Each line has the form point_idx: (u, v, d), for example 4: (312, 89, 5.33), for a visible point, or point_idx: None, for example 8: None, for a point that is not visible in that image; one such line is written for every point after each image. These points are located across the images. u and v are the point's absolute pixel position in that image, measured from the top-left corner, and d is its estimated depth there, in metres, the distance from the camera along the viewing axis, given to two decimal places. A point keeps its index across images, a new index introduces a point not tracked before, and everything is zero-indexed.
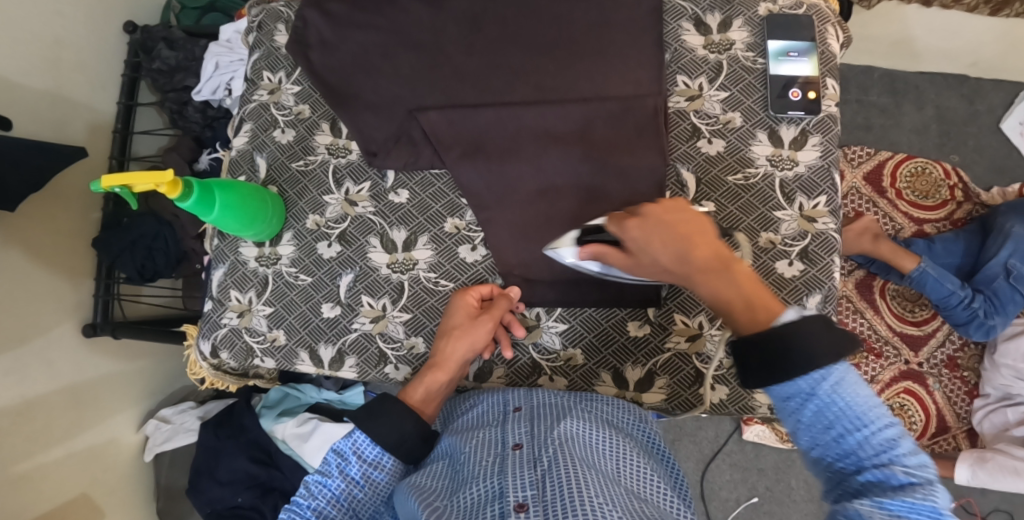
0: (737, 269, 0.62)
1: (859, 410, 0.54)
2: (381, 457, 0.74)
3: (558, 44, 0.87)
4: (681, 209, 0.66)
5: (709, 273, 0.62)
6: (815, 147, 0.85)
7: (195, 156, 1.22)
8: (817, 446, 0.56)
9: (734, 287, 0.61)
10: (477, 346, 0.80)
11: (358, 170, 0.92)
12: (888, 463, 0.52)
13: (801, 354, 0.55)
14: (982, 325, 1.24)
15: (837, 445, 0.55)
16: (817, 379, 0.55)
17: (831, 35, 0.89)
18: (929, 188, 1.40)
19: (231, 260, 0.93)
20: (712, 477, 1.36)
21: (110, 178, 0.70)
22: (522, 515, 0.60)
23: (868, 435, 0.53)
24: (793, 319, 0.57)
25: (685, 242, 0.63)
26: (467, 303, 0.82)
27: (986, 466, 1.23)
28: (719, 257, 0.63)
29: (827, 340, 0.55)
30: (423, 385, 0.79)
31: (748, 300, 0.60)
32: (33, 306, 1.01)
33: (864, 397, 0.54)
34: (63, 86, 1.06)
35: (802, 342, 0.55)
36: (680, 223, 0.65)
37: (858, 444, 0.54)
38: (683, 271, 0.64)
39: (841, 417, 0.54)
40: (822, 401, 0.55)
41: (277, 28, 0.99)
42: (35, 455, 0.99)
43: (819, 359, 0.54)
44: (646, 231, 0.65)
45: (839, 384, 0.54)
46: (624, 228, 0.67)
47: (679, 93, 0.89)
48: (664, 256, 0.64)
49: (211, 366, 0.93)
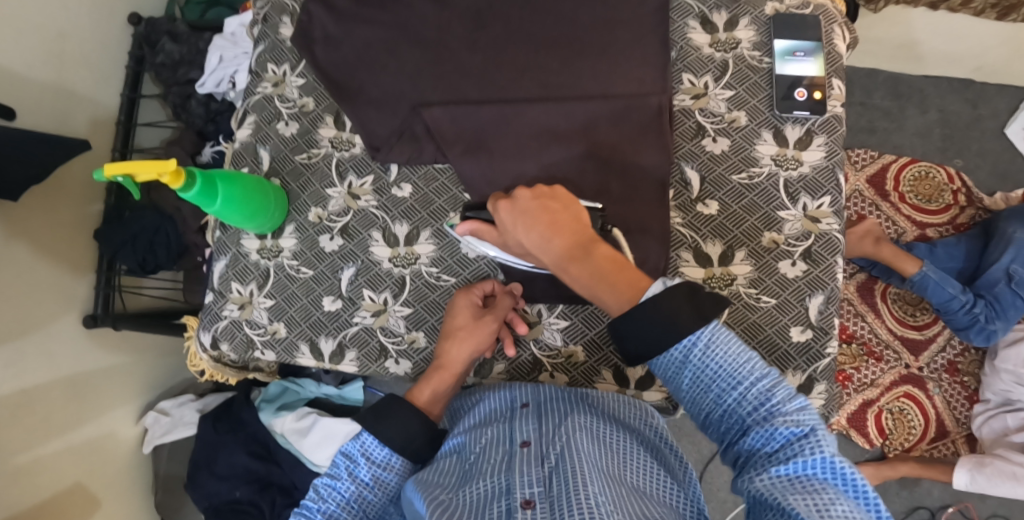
0: (598, 251, 0.68)
1: (730, 369, 0.59)
2: (390, 459, 0.73)
3: (564, 41, 0.87)
4: (548, 193, 0.71)
5: (573, 257, 0.67)
6: (820, 148, 0.85)
7: (197, 149, 1.21)
8: (704, 408, 0.61)
9: (595, 269, 0.66)
10: (482, 347, 0.81)
11: (362, 163, 0.92)
12: (768, 415, 0.57)
13: (658, 320, 0.60)
14: (983, 330, 1.23)
15: (718, 408, 0.60)
16: (688, 346, 0.60)
17: (837, 36, 0.89)
18: (932, 192, 1.40)
19: (233, 252, 0.92)
20: (710, 478, 1.36)
21: (112, 166, 0.70)
22: (529, 512, 0.60)
23: (744, 391, 0.58)
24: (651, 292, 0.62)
25: (550, 228, 0.68)
26: (469, 302, 0.82)
27: (985, 471, 1.22)
28: (582, 241, 0.68)
29: (689, 301, 0.60)
30: (429, 386, 0.79)
31: (607, 280, 0.66)
32: (34, 297, 1.00)
33: (734, 355, 0.59)
34: (66, 77, 1.06)
35: (661, 310, 0.60)
36: (547, 208, 0.69)
37: (738, 402, 0.59)
38: (547, 256, 0.69)
39: (716, 379, 0.59)
40: (695, 365, 0.60)
41: (282, 20, 0.98)
42: (34, 447, 0.99)
43: (685, 324, 0.59)
44: (515, 216, 0.70)
45: (707, 347, 0.59)
46: (499, 214, 0.71)
47: (684, 91, 0.88)
48: (530, 241, 0.69)
49: (211, 358, 0.93)
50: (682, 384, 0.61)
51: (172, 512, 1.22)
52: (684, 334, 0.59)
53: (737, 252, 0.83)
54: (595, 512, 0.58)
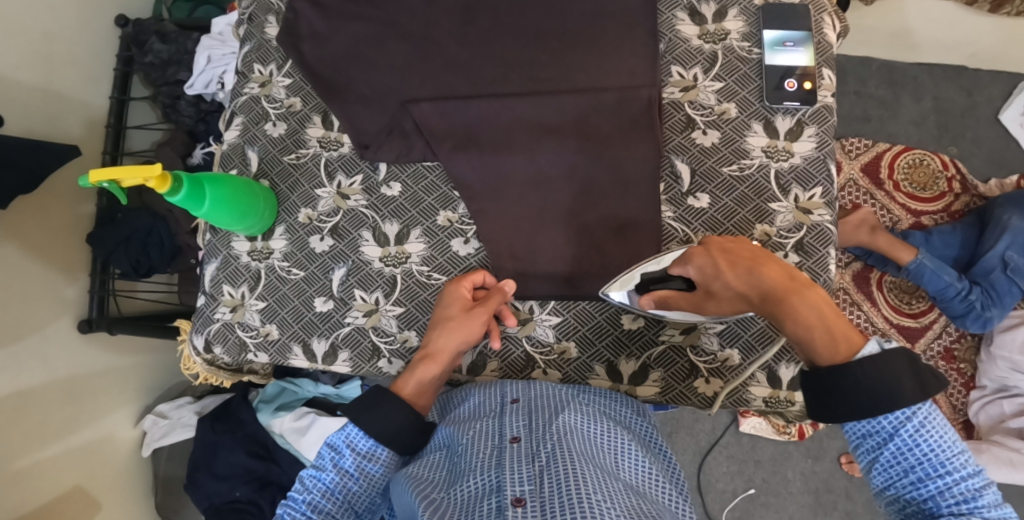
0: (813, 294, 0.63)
1: (942, 455, 0.57)
2: (375, 449, 0.72)
3: (552, 35, 0.86)
4: (746, 242, 0.70)
5: (787, 294, 0.63)
6: (811, 139, 0.84)
7: (188, 151, 1.21)
8: (895, 485, 0.59)
9: (814, 310, 0.62)
10: (471, 339, 0.78)
11: (350, 162, 0.91)
12: (966, 512, 0.55)
13: (877, 382, 0.58)
14: (979, 318, 1.23)
15: (913, 487, 0.58)
16: (902, 420, 0.58)
17: (827, 25, 0.88)
18: (926, 180, 1.39)
19: (224, 254, 0.92)
20: (709, 469, 1.37)
21: (96, 173, 0.69)
22: (519, 510, 0.60)
23: (949, 481, 0.56)
24: (875, 353, 0.59)
25: (756, 265, 0.66)
26: (461, 293, 0.81)
27: (982, 458, 1.23)
28: (796, 279, 0.64)
29: (909, 372, 0.58)
30: (415, 378, 0.76)
31: (828, 325, 0.61)
32: (28, 303, 1.00)
33: (948, 441, 0.57)
34: (55, 81, 1.05)
35: (882, 376, 0.58)
36: (747, 251, 0.68)
37: (939, 490, 0.57)
38: (759, 293, 0.65)
39: (923, 460, 0.57)
40: (905, 443, 0.58)
41: (268, 20, 0.97)
42: (33, 452, 0.98)
43: (906, 395, 0.57)
44: (716, 261, 0.69)
45: (924, 428, 0.57)
46: (696, 260, 0.71)
47: (673, 84, 0.88)
48: (734, 279, 0.67)
49: (205, 361, 0.92)
50: (879, 452, 0.59)
51: (172, 513, 1.22)
52: (902, 407, 0.57)
53: None
54: (586, 510, 0.58)
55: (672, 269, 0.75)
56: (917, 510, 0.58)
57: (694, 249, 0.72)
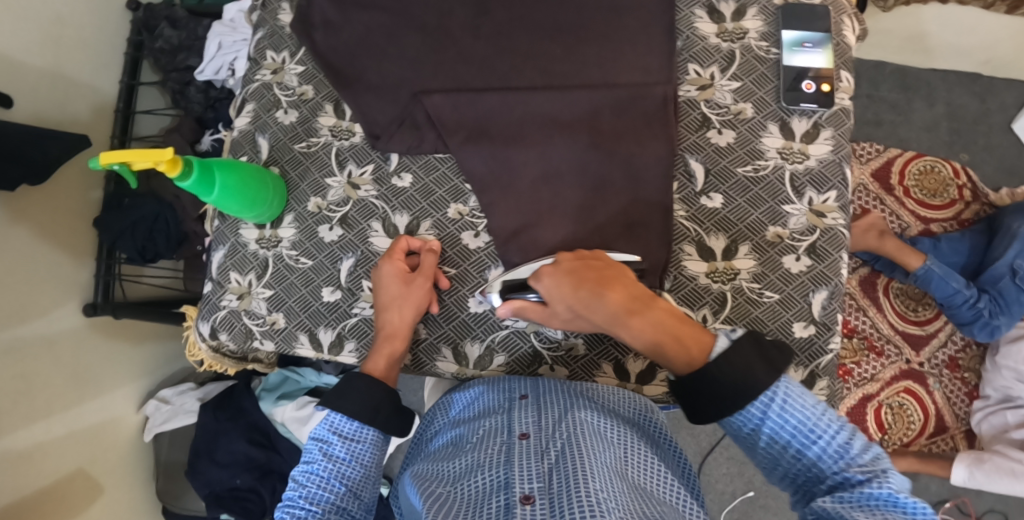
0: (658, 307, 0.70)
1: (809, 421, 0.62)
2: (360, 430, 0.74)
3: (568, 30, 0.86)
4: (591, 259, 0.74)
5: (633, 314, 0.69)
6: (827, 141, 0.83)
7: (196, 137, 1.20)
8: (781, 461, 0.64)
9: (660, 324, 0.69)
10: (422, 306, 0.82)
11: (361, 152, 0.90)
12: (847, 465, 0.60)
13: (733, 370, 0.63)
14: (987, 325, 1.22)
15: (799, 457, 0.62)
16: (764, 402, 0.63)
17: (847, 27, 0.88)
18: (937, 187, 1.39)
19: (232, 241, 0.91)
20: (709, 470, 1.36)
21: (108, 155, 0.68)
22: (528, 508, 0.60)
23: (824, 445, 0.61)
24: (725, 346, 0.65)
25: (601, 287, 0.70)
26: (397, 268, 0.82)
27: (984, 467, 1.23)
28: (638, 298, 0.70)
29: (759, 355, 0.64)
30: (383, 356, 0.79)
31: (675, 332, 0.68)
32: (35, 284, 0.99)
33: (810, 409, 0.62)
34: (64, 64, 1.04)
35: (734, 364, 0.64)
36: (593, 271, 0.72)
37: (819, 455, 0.61)
38: (606, 314, 0.70)
39: (796, 431, 0.62)
40: (776, 422, 0.62)
41: (281, 7, 0.97)
42: (34, 434, 0.98)
43: (761, 379, 0.63)
44: (562, 286, 0.71)
45: (784, 402, 0.62)
46: (543, 286, 0.72)
47: (689, 82, 0.87)
48: (580, 301, 0.70)
49: (211, 347, 0.92)
50: (759, 437, 0.64)
51: (172, 498, 1.22)
52: (759, 391, 0.62)
53: (741, 246, 0.82)
54: (594, 508, 0.58)
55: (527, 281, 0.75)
56: (805, 477, 0.63)
57: (546, 265, 0.74)
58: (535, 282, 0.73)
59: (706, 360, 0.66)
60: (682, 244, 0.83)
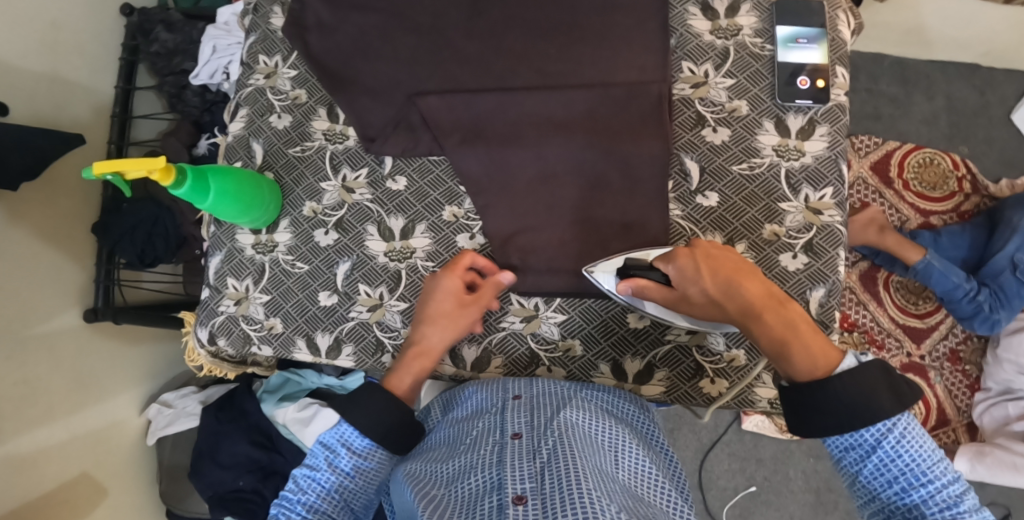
0: (794, 312, 0.68)
1: (922, 463, 0.59)
2: (371, 449, 0.72)
3: (562, 29, 0.85)
4: (725, 251, 0.73)
5: (769, 309, 0.67)
6: (823, 137, 0.83)
7: (193, 141, 1.20)
8: (879, 495, 0.61)
9: (791, 326, 0.66)
10: (462, 332, 0.80)
11: (355, 156, 0.90)
12: (951, 518, 0.56)
13: (855, 393, 0.61)
14: (988, 319, 1.22)
15: (900, 496, 0.60)
16: (881, 431, 0.60)
17: (842, 22, 0.87)
18: (936, 179, 1.38)
19: (228, 247, 0.91)
20: (710, 465, 1.36)
21: (100, 164, 0.68)
22: (520, 508, 0.60)
23: (932, 489, 0.58)
24: (853, 365, 0.62)
25: (739, 278, 0.69)
26: (456, 286, 0.79)
27: (985, 461, 1.23)
28: (776, 298, 0.68)
29: (885, 384, 0.61)
30: (409, 375, 0.78)
31: (805, 339, 0.65)
32: (34, 289, 0.99)
33: (928, 451, 0.59)
34: (60, 68, 1.04)
35: (854, 385, 0.61)
36: (729, 261, 0.71)
37: (923, 499, 0.58)
38: (739, 303, 0.68)
39: (905, 470, 0.59)
40: (887, 454, 0.60)
41: (274, 10, 0.96)
42: (37, 439, 0.98)
43: (883, 407, 0.60)
44: (698, 263, 0.70)
45: (902, 438, 0.59)
46: (675, 260, 0.71)
47: (683, 80, 0.86)
48: (715, 288, 0.69)
49: (209, 353, 0.92)
50: (862, 464, 0.62)
51: (176, 500, 1.22)
52: (880, 418, 0.59)
53: (738, 244, 0.82)
54: (586, 507, 0.58)
55: (652, 265, 0.74)
56: (902, 519, 0.60)
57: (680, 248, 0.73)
58: (665, 263, 0.72)
59: (829, 374, 0.63)
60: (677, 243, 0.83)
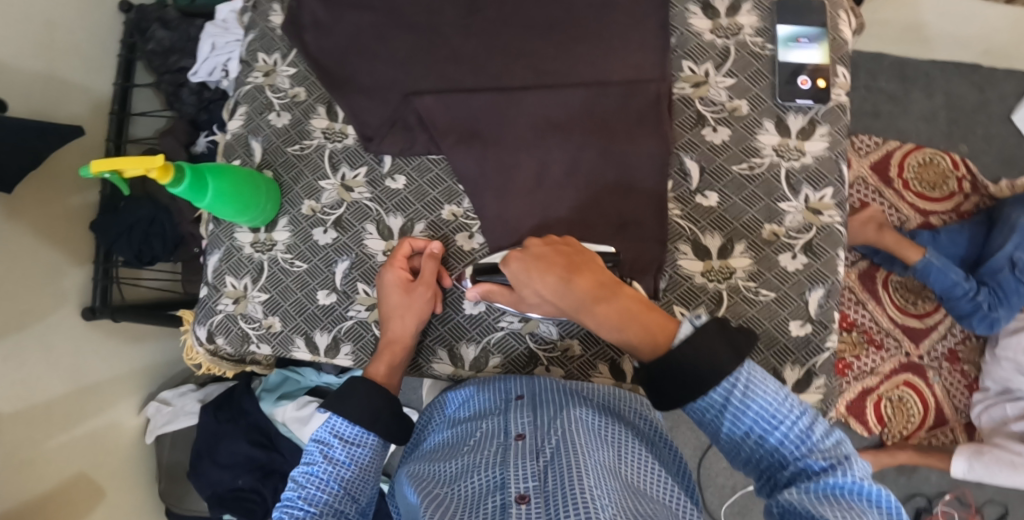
0: (627, 294, 0.69)
1: (772, 409, 0.61)
2: (361, 435, 0.74)
3: (561, 28, 0.85)
4: (564, 245, 0.73)
5: (598, 299, 0.69)
6: (823, 137, 0.83)
7: (191, 139, 1.20)
8: (741, 446, 0.63)
9: (626, 312, 0.67)
10: (424, 314, 0.82)
11: (355, 154, 0.90)
12: (809, 452, 0.59)
13: (698, 358, 0.61)
14: (986, 318, 1.22)
15: (762, 444, 0.61)
16: (727, 387, 0.61)
17: (843, 21, 0.86)
18: (936, 179, 1.38)
19: (227, 245, 0.91)
20: (709, 464, 1.37)
21: (98, 163, 0.68)
22: (523, 507, 0.60)
23: (785, 431, 0.60)
24: (690, 332, 0.63)
25: (566, 273, 0.69)
26: (398, 276, 0.82)
27: (982, 460, 1.23)
28: (605, 285, 0.69)
29: (724, 340, 0.62)
30: (385, 361, 0.80)
31: (642, 320, 0.67)
32: (32, 287, 0.99)
33: (773, 395, 0.61)
34: (57, 66, 1.04)
35: (695, 353, 0.61)
36: (560, 256, 0.71)
37: (780, 442, 0.60)
38: (569, 300, 0.70)
39: (757, 418, 0.61)
40: (738, 406, 0.61)
41: (272, 8, 0.96)
42: (36, 438, 0.98)
43: (726, 364, 0.61)
44: (524, 266, 0.71)
45: (747, 388, 0.61)
46: (507, 265, 0.72)
47: (683, 79, 0.86)
48: (545, 288, 0.70)
49: (208, 351, 0.92)
50: (721, 424, 0.62)
51: (175, 499, 1.22)
52: (725, 376, 0.60)
53: (736, 244, 0.82)
54: (591, 506, 0.58)
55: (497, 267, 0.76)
56: (767, 462, 0.62)
57: (514, 251, 0.73)
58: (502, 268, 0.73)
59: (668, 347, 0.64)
60: (677, 243, 0.83)
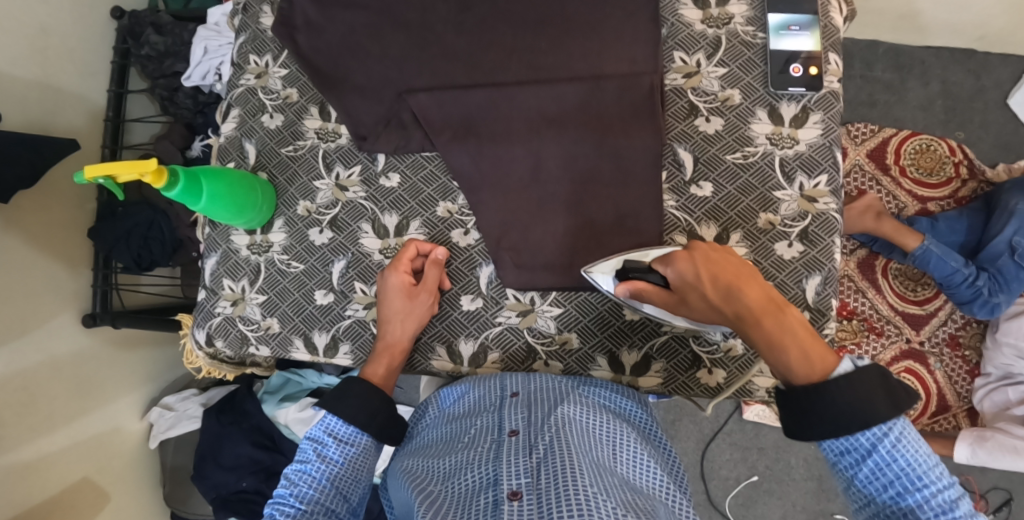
0: (796, 318, 0.62)
1: (919, 469, 0.56)
2: (356, 435, 0.74)
3: (552, 22, 0.85)
4: (727, 253, 0.68)
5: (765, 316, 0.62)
6: (816, 125, 0.82)
7: (187, 143, 1.20)
8: (874, 498, 0.59)
9: (791, 334, 0.61)
10: (424, 319, 0.82)
11: (348, 154, 0.90)
12: None
13: (853, 399, 0.57)
14: (987, 304, 1.22)
15: (895, 501, 0.57)
16: (878, 436, 0.57)
17: (834, 8, 0.86)
18: (933, 165, 1.38)
19: (223, 248, 0.91)
20: (712, 456, 1.37)
21: (91, 169, 0.68)
22: (515, 504, 0.60)
23: (926, 493, 0.56)
24: (849, 371, 0.58)
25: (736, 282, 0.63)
26: (402, 281, 0.82)
27: (986, 445, 1.23)
28: (776, 303, 0.63)
29: (883, 390, 0.58)
30: (385, 362, 0.80)
31: (805, 347, 0.60)
32: (30, 294, 0.99)
33: (925, 455, 0.57)
34: (51, 74, 1.04)
35: (846, 393, 0.57)
36: (731, 264, 0.66)
37: (918, 503, 0.56)
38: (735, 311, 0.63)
39: (901, 475, 0.57)
40: (884, 458, 0.57)
41: (263, 9, 0.96)
42: (39, 445, 0.98)
43: (880, 412, 0.57)
44: (695, 267, 0.66)
45: (899, 441, 0.57)
46: (673, 263, 0.67)
47: (675, 70, 0.86)
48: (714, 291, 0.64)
49: (208, 355, 0.92)
50: (859, 469, 0.59)
51: (180, 503, 1.23)
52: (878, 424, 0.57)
53: (732, 234, 0.82)
54: (581, 505, 0.58)
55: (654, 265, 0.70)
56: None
57: (677, 251, 0.68)
58: (664, 267, 0.68)
59: (825, 379, 0.59)
60: (672, 233, 0.83)
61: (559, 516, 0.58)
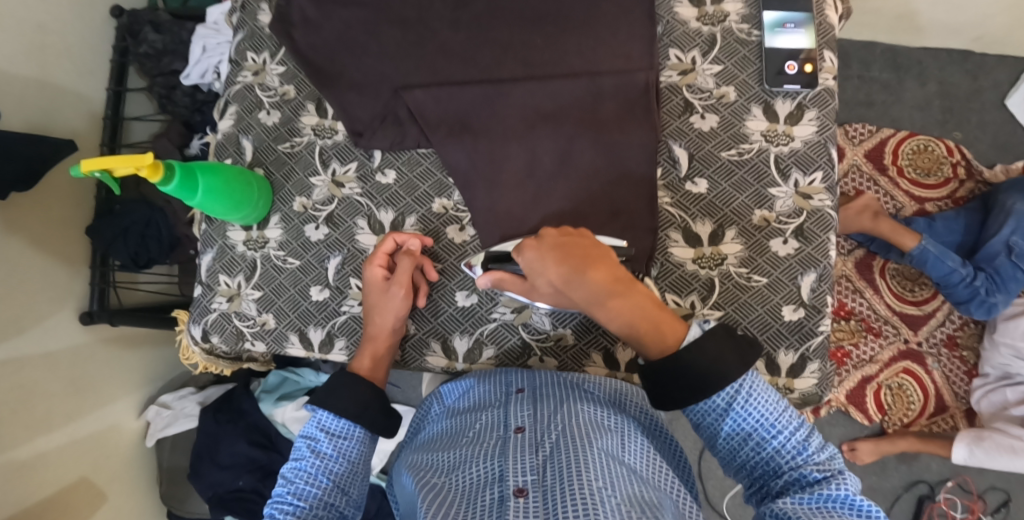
0: (638, 291, 0.68)
1: (772, 418, 0.63)
2: (348, 427, 0.74)
3: (548, 19, 0.85)
4: (575, 235, 0.71)
5: (612, 297, 0.67)
6: (811, 122, 0.83)
7: (185, 141, 1.20)
8: (739, 452, 0.64)
9: (634, 309, 0.67)
10: (403, 311, 0.81)
11: (345, 150, 0.90)
12: (801, 463, 0.61)
13: (707, 364, 0.63)
14: (984, 304, 1.22)
15: (757, 452, 0.63)
16: (732, 396, 0.63)
17: (829, 6, 0.86)
18: (930, 165, 1.38)
19: (219, 244, 0.91)
20: (710, 457, 1.36)
21: (88, 162, 0.68)
22: (521, 501, 0.60)
23: (782, 439, 0.62)
24: (695, 337, 0.65)
25: (585, 264, 0.67)
26: (375, 275, 0.82)
27: (983, 445, 1.23)
28: (621, 280, 0.68)
29: (731, 349, 0.64)
30: (369, 354, 0.81)
31: (652, 320, 0.67)
32: (27, 291, 0.98)
33: (773, 406, 0.63)
34: (50, 72, 1.04)
35: (699, 357, 0.63)
36: (580, 247, 0.69)
37: (776, 450, 0.62)
38: (585, 295, 0.67)
39: (757, 426, 0.63)
40: (741, 412, 0.63)
41: (260, 7, 0.96)
42: (35, 443, 0.98)
43: (731, 371, 0.63)
44: (544, 255, 0.68)
45: (750, 397, 0.63)
46: (525, 252, 0.69)
47: (671, 67, 0.86)
48: (561, 277, 0.67)
49: (204, 351, 0.92)
50: (723, 429, 0.64)
51: (177, 502, 1.22)
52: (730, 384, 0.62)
53: (727, 231, 0.82)
54: (589, 502, 0.58)
55: (512, 252, 0.73)
56: (762, 469, 0.63)
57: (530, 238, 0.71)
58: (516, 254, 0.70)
59: (676, 348, 0.66)
60: (667, 230, 0.83)
61: (566, 514, 0.57)
